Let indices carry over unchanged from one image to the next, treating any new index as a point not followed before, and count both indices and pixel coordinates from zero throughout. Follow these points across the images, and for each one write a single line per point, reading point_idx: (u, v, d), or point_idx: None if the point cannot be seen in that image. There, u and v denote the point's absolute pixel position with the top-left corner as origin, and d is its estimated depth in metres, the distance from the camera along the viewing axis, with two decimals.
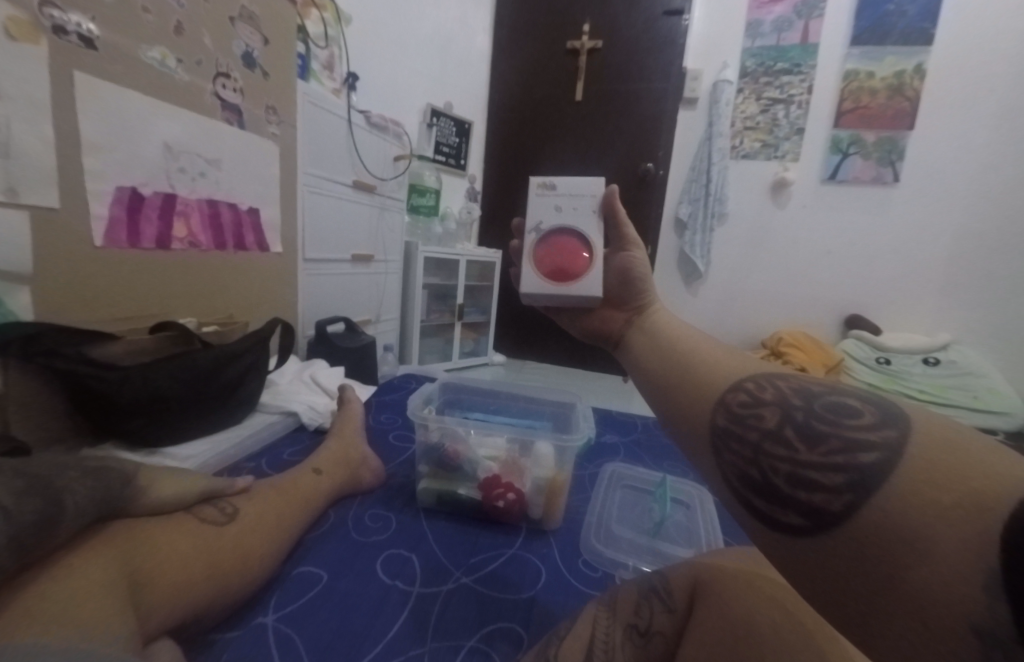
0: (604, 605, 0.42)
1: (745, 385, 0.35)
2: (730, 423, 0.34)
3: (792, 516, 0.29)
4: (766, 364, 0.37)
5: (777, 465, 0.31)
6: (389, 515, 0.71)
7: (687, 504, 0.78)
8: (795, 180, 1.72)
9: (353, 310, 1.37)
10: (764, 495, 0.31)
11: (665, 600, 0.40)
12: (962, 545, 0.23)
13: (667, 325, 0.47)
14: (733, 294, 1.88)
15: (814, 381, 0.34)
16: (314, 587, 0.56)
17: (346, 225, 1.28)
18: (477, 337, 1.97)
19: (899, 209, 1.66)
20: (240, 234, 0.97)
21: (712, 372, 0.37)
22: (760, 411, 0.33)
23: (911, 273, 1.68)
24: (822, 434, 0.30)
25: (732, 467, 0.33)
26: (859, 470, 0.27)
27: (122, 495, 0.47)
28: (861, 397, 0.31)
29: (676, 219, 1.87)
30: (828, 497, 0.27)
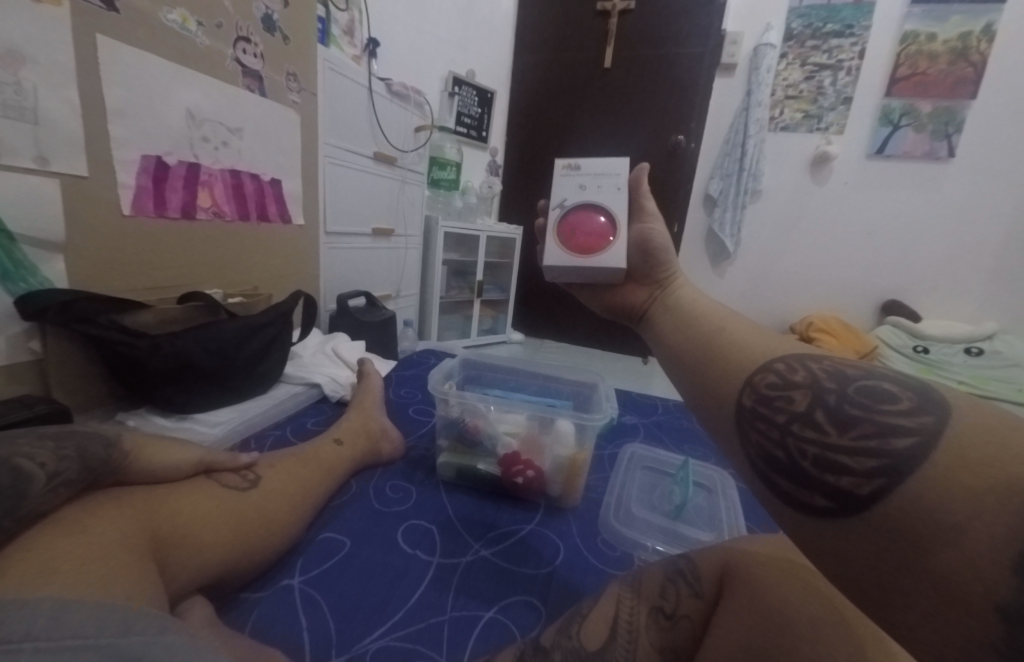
0: (628, 584, 0.41)
1: (776, 366, 0.32)
2: (757, 404, 0.32)
3: (818, 499, 0.28)
4: (799, 342, 0.34)
5: (805, 447, 0.29)
6: (410, 487, 0.72)
7: (709, 488, 0.77)
8: (838, 154, 1.63)
9: (374, 284, 1.37)
10: (790, 476, 0.29)
11: (692, 584, 0.39)
12: (999, 532, 0.22)
13: (693, 301, 0.45)
14: (762, 274, 1.82)
15: (853, 363, 0.31)
16: (338, 552, 0.58)
17: (368, 198, 1.26)
18: (496, 315, 1.96)
19: (952, 187, 1.55)
20: (263, 206, 0.97)
21: (741, 351, 0.35)
22: (790, 393, 0.31)
23: (958, 257, 1.59)
24: (854, 418, 0.28)
25: (757, 448, 0.31)
26: (893, 456, 0.25)
27: (103, 459, 0.43)
28: (902, 380, 0.29)
29: (706, 195, 1.81)
30: (856, 482, 0.26)
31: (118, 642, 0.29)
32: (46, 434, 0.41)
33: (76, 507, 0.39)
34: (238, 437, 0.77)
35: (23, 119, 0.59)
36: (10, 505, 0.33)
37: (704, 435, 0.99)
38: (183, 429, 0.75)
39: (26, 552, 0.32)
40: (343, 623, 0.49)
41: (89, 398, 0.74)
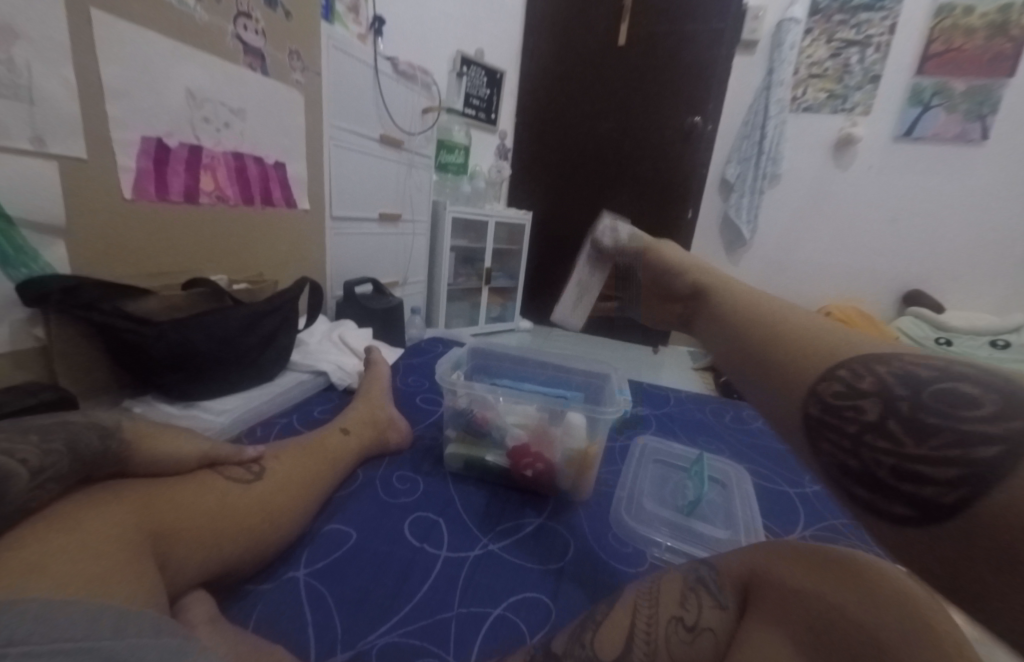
0: (646, 591, 0.40)
1: (839, 372, 0.31)
2: (824, 413, 0.31)
3: (897, 507, 0.26)
4: (861, 340, 0.33)
5: (880, 458, 0.28)
6: (417, 478, 0.70)
7: (723, 483, 0.75)
8: (863, 136, 1.57)
9: (381, 271, 1.35)
10: (868, 484, 0.28)
11: (716, 595, 0.37)
12: None
13: (745, 296, 0.43)
14: (778, 262, 1.77)
15: (921, 357, 0.30)
16: (345, 544, 0.57)
17: (374, 182, 1.23)
18: (504, 303, 1.94)
19: (982, 171, 1.49)
20: (267, 189, 0.94)
21: (801, 356, 0.33)
22: (858, 403, 0.29)
23: (986, 245, 1.53)
24: (931, 427, 0.26)
25: (831, 456, 0.30)
26: (979, 464, 0.23)
27: (97, 451, 0.41)
28: (976, 378, 0.27)
29: (723, 179, 1.76)
30: (939, 490, 0.24)
31: (108, 646, 0.29)
32: (37, 425, 0.39)
33: (75, 503, 0.38)
34: (244, 426, 0.76)
35: (18, 98, 0.57)
36: None
37: (717, 428, 0.97)
38: (189, 417, 0.74)
39: (22, 552, 0.31)
40: (349, 617, 0.48)
41: (94, 385, 0.73)
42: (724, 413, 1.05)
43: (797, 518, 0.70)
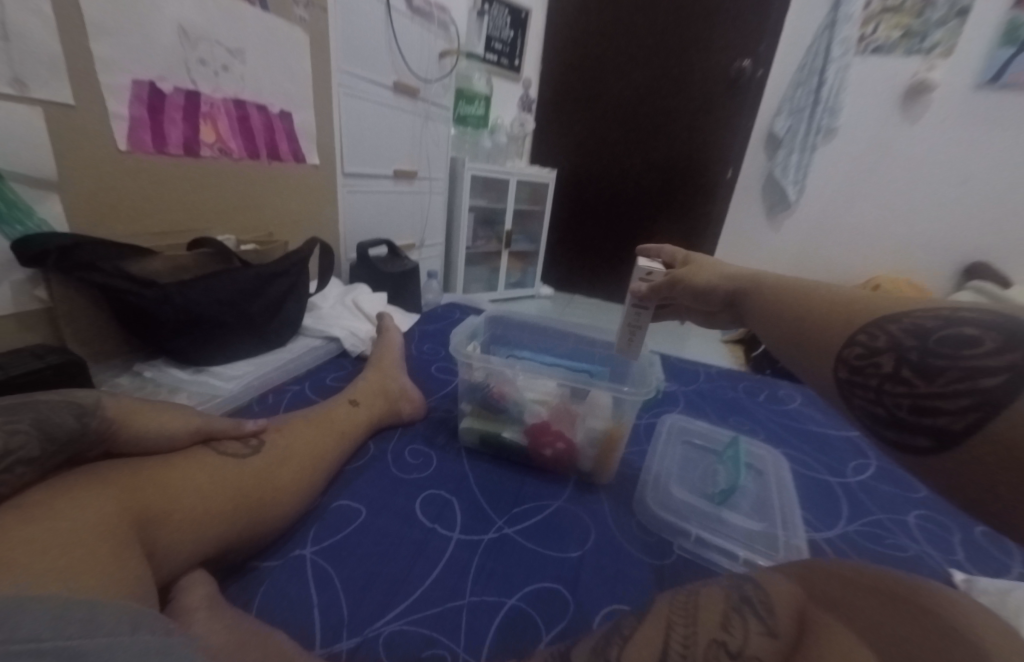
0: (681, 602, 0.38)
1: (857, 337, 0.36)
2: (851, 374, 0.36)
3: (919, 438, 0.31)
4: (878, 303, 0.36)
5: (899, 400, 0.33)
6: (430, 452, 0.67)
7: (759, 471, 0.71)
8: (940, 83, 1.40)
9: (396, 231, 1.29)
10: (893, 423, 0.33)
11: (765, 619, 0.34)
12: None
13: (777, 282, 0.48)
14: (823, 228, 1.67)
15: (935, 308, 0.33)
16: (354, 520, 0.54)
17: (388, 134, 1.15)
18: (524, 267, 1.87)
19: None
20: (272, 141, 0.88)
21: (822, 334, 0.39)
22: (877, 359, 0.34)
23: None
24: (939, 368, 0.31)
25: (864, 402, 0.35)
26: (984, 392, 0.28)
27: (74, 432, 0.39)
28: (981, 318, 0.30)
29: (770, 134, 1.63)
30: (951, 418, 0.29)
31: (79, 644, 0.26)
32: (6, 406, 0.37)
33: (48, 495, 0.35)
34: (254, 393, 0.73)
35: None
36: None
37: (751, 407, 0.91)
38: (199, 384, 0.71)
39: None
40: (356, 600, 0.46)
41: (104, 349, 0.71)
42: (757, 390, 0.98)
43: (838, 513, 0.66)
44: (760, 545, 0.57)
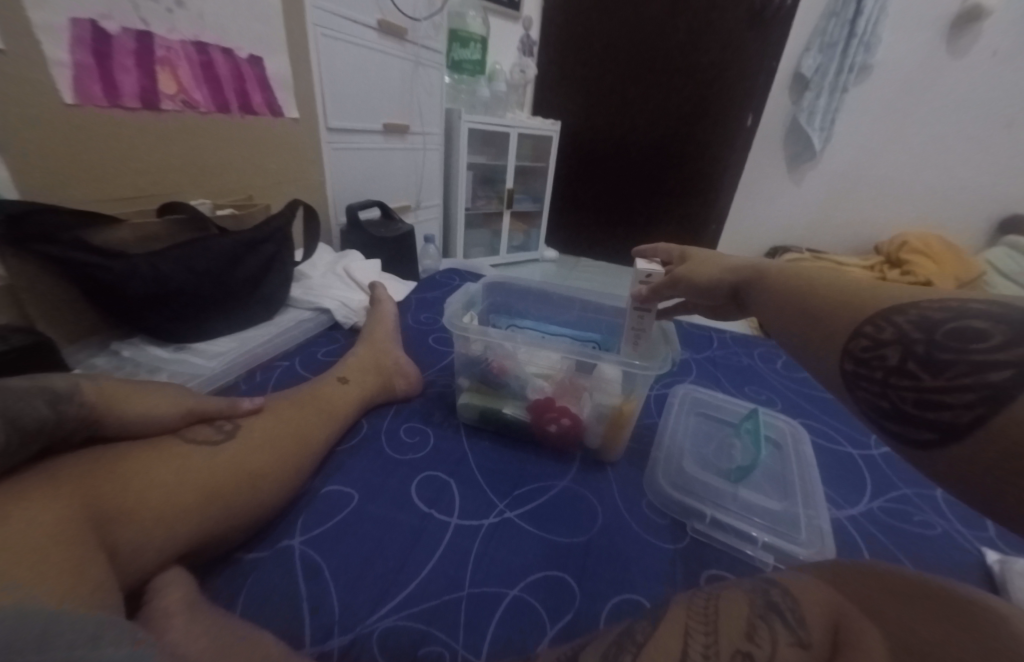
0: (700, 596, 0.35)
1: (863, 329, 0.31)
2: (856, 368, 0.31)
3: (923, 432, 0.27)
4: (889, 292, 0.31)
5: (904, 393, 0.28)
6: (427, 430, 0.63)
7: (778, 444, 0.67)
8: (993, 10, 1.27)
9: (389, 193, 1.20)
10: (896, 419, 0.29)
11: (795, 629, 0.31)
12: None
13: (775, 268, 0.42)
14: (848, 179, 1.58)
15: (939, 300, 0.29)
16: (345, 507, 0.51)
17: (377, 83, 1.05)
18: (527, 230, 1.79)
19: None
20: (244, 92, 0.79)
21: (820, 321, 0.34)
22: (881, 352, 0.29)
23: None
24: (945, 361, 0.27)
25: (866, 396, 0.30)
26: (992, 386, 0.25)
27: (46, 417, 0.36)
28: (991, 309, 0.27)
29: (796, 75, 1.49)
30: (957, 412, 0.25)
31: None
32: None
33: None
34: (241, 371, 0.68)
35: None
36: None
37: (768, 374, 0.86)
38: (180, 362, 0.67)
39: None
40: (348, 592, 0.43)
41: (72, 329, 0.66)
42: (774, 357, 0.93)
43: (864, 486, 0.62)
44: (774, 525, 0.53)
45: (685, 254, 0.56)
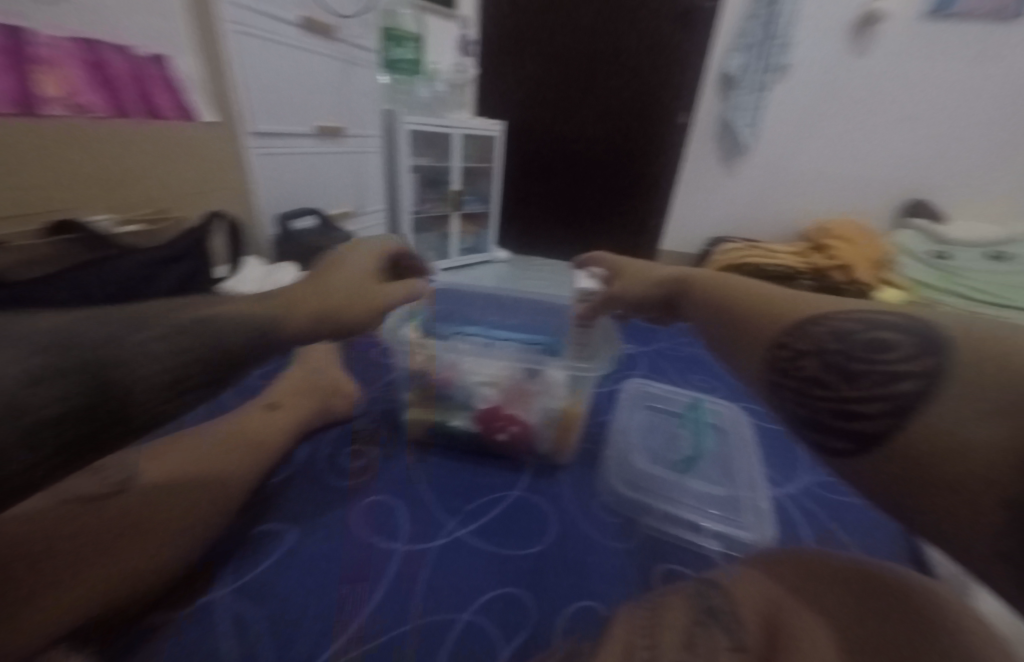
0: (642, 616, 0.35)
1: (783, 339, 0.32)
2: (779, 376, 0.32)
3: (840, 442, 0.28)
4: (806, 302, 0.33)
5: (822, 404, 0.30)
6: (370, 451, 0.60)
7: (722, 429, 0.68)
8: (891, 14, 1.39)
9: (327, 199, 1.15)
10: (816, 429, 0.30)
11: (733, 633, 0.31)
12: (1004, 439, 0.21)
13: (703, 277, 0.44)
14: (778, 172, 1.66)
15: (850, 312, 0.30)
16: (279, 544, 0.47)
17: (305, 85, 1.00)
18: (477, 231, 1.76)
19: (1004, 58, 1.40)
20: (146, 93, 0.73)
21: (746, 325, 0.35)
22: (800, 362, 0.31)
23: (993, 147, 1.50)
24: (858, 372, 0.28)
25: (790, 403, 0.31)
26: (898, 397, 0.25)
27: (258, 347, 0.38)
28: (898, 322, 0.28)
29: (722, 74, 1.54)
30: (869, 422, 0.27)
31: None
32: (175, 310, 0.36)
33: None
34: None
35: None
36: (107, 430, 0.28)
37: (712, 363, 0.88)
38: None
39: None
40: (280, 642, 0.40)
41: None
42: None
43: (802, 464, 0.64)
44: (720, 512, 0.55)
45: (618, 269, 0.57)
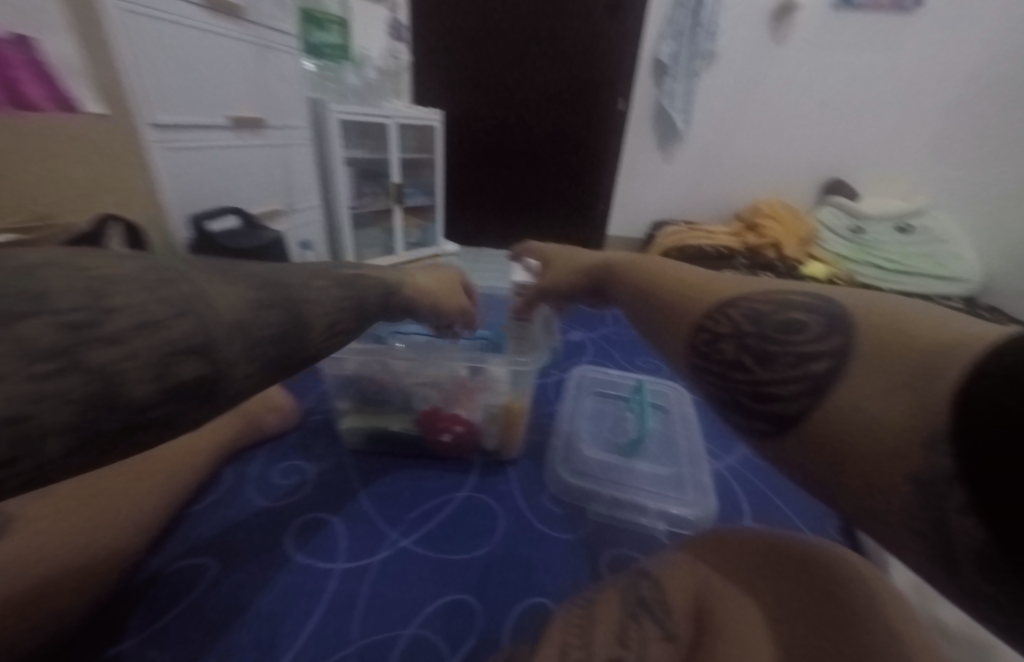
0: (577, 618, 0.36)
1: (704, 323, 0.32)
2: (700, 360, 0.32)
3: (759, 422, 0.28)
4: (724, 285, 0.33)
5: (741, 387, 0.30)
6: (305, 466, 0.57)
7: (666, 409, 0.69)
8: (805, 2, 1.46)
9: (251, 196, 1.07)
10: (736, 411, 0.30)
11: (662, 622, 0.32)
12: (906, 414, 0.22)
13: (627, 261, 0.44)
14: (713, 156, 1.72)
15: (765, 295, 0.31)
16: (201, 581, 0.44)
17: (215, 72, 0.92)
18: (421, 224, 1.68)
19: (904, 45, 1.51)
20: (12, 80, 0.64)
21: (671, 310, 0.35)
22: (720, 346, 0.31)
23: (899, 128, 1.62)
24: (774, 354, 0.28)
25: (712, 387, 0.31)
26: (812, 378, 0.26)
27: (374, 308, 0.41)
28: (808, 301, 0.29)
29: (655, 60, 1.57)
30: (785, 403, 0.27)
31: None
32: (320, 271, 0.38)
33: None
34: None
35: None
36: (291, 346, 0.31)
37: None
38: None
39: None
40: None
41: None
42: None
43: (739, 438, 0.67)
44: (670, 492, 0.56)
45: (548, 257, 0.57)
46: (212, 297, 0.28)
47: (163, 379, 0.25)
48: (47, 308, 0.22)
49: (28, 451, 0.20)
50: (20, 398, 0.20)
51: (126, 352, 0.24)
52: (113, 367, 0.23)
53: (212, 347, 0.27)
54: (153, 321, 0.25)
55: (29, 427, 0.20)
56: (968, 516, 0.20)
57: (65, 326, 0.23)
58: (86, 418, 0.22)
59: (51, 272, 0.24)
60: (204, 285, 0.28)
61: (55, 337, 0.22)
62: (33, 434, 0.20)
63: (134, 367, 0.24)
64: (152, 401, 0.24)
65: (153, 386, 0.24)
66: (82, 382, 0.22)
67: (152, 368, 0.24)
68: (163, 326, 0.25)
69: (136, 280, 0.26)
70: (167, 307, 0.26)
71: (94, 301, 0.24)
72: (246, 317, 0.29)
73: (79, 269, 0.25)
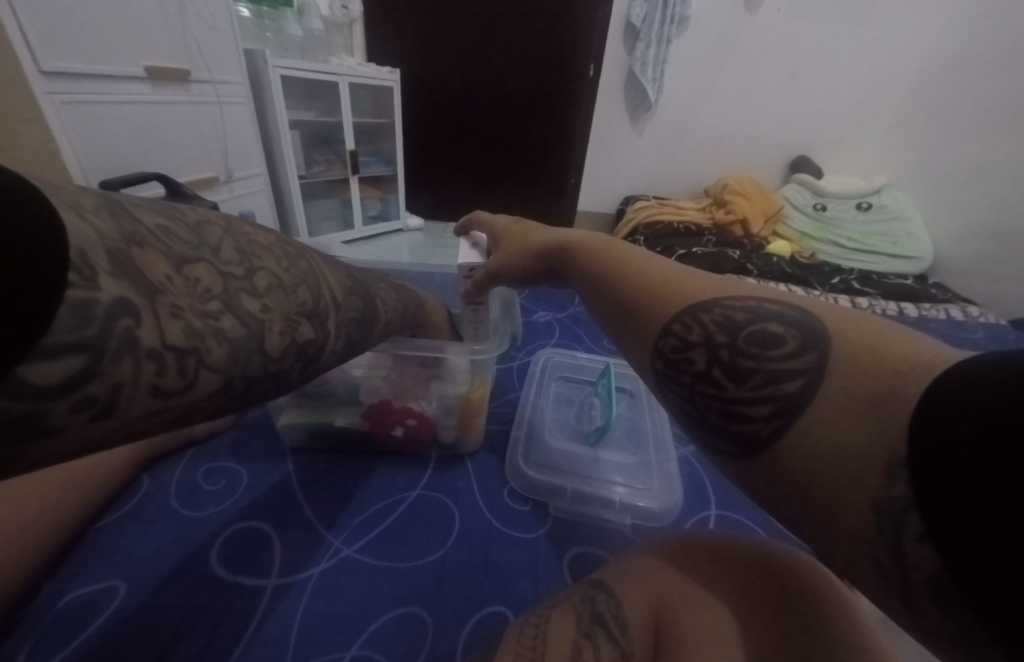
0: (540, 612, 0.33)
1: (672, 326, 0.28)
2: (667, 368, 0.28)
3: (725, 444, 0.25)
4: (694, 283, 0.29)
5: (709, 402, 0.26)
6: (238, 468, 0.51)
7: (631, 392, 0.67)
8: None
9: (182, 160, 0.96)
10: (702, 427, 0.27)
11: (617, 639, 0.29)
12: (876, 442, 0.19)
13: (587, 243, 0.39)
14: (681, 130, 1.68)
15: (741, 299, 0.27)
16: (108, 605, 0.38)
17: (123, 13, 0.80)
18: (382, 196, 1.61)
19: (871, 20, 1.49)
20: None
21: (637, 307, 0.31)
22: (689, 355, 0.27)
23: (863, 104, 1.62)
24: (746, 369, 0.24)
25: (679, 399, 0.28)
26: (786, 399, 0.23)
27: (412, 306, 0.48)
28: (785, 311, 0.25)
29: (627, 24, 1.50)
30: (756, 425, 0.23)
31: None
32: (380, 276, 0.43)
33: None
34: None
35: None
36: (364, 330, 0.35)
37: None
38: None
39: None
40: None
41: None
42: None
43: None
44: (637, 482, 0.53)
45: (499, 233, 0.51)
46: (321, 274, 0.30)
47: (287, 339, 0.26)
48: (208, 254, 0.23)
49: (187, 387, 0.20)
50: (194, 334, 0.20)
51: (265, 308, 0.24)
52: (257, 320, 0.24)
53: (318, 317, 0.28)
54: (284, 285, 0.26)
55: (193, 364, 0.20)
56: (924, 544, 0.17)
57: (222, 274, 0.23)
58: (235, 363, 0.22)
59: (203, 222, 0.24)
60: (315, 261, 0.31)
61: (213, 282, 0.22)
62: (193, 371, 0.20)
63: (271, 323, 0.24)
64: (275, 358, 0.25)
65: (279, 341, 0.25)
66: (235, 328, 0.22)
67: (280, 326, 0.25)
68: (289, 291, 0.26)
69: (270, 246, 0.27)
70: (294, 276, 0.27)
71: (244, 257, 0.25)
72: (340, 298, 0.31)
73: (223, 222, 0.25)
